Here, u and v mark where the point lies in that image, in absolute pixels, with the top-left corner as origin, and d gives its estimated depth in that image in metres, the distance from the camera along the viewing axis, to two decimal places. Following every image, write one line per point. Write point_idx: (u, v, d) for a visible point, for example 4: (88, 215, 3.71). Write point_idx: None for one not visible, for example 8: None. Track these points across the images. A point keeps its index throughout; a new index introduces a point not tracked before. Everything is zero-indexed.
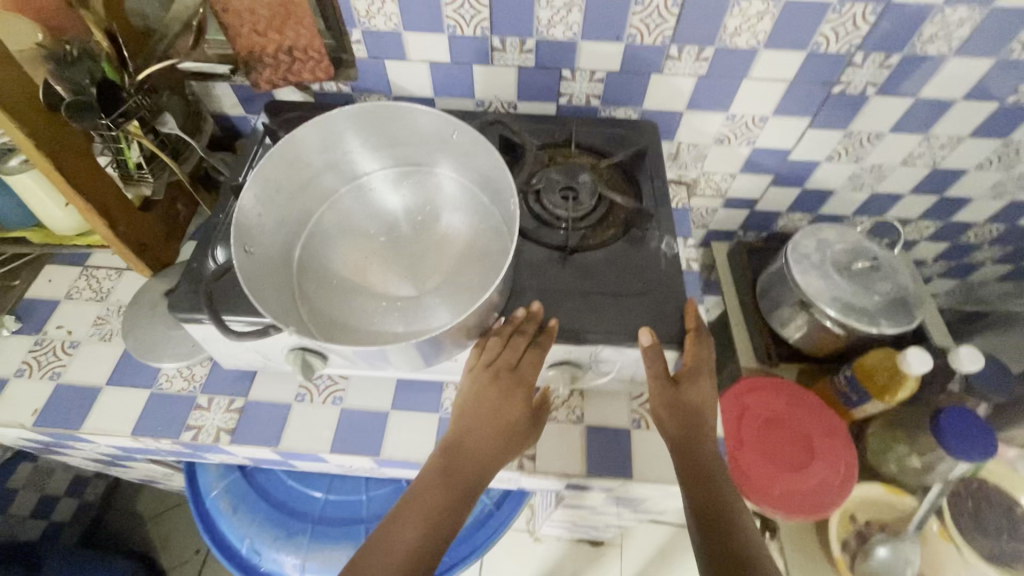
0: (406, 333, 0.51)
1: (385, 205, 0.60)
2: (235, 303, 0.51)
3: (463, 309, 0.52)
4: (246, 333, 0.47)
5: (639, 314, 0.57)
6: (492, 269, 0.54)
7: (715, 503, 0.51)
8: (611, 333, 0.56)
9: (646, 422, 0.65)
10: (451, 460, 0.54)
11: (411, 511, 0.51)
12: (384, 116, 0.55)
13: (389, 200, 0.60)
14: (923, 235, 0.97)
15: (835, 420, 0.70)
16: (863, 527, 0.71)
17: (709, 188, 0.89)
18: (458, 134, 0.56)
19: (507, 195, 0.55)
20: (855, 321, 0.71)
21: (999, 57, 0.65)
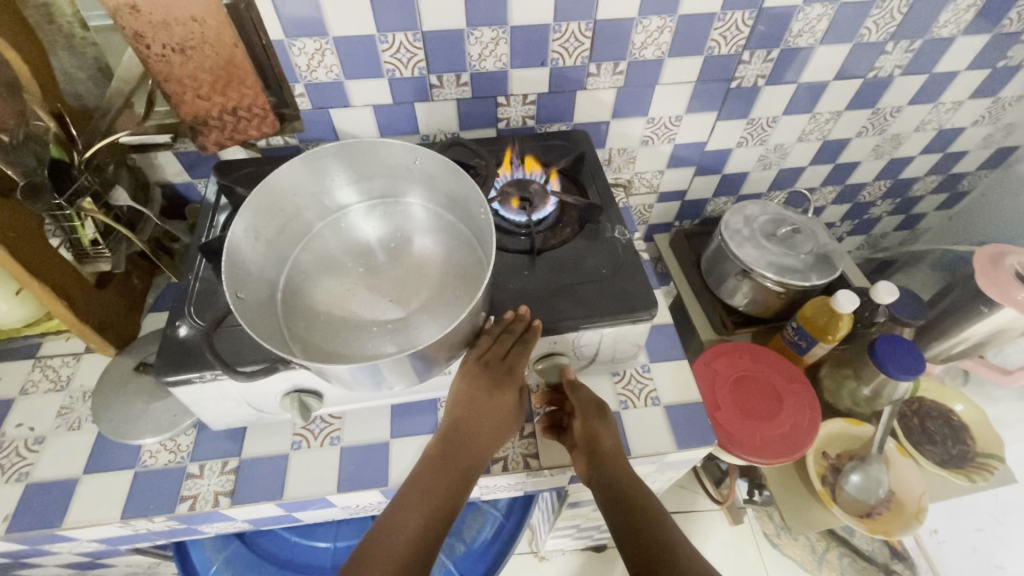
0: (400, 348, 0.54)
1: (358, 239, 0.63)
2: (245, 354, 0.55)
3: (451, 319, 0.55)
4: (255, 371, 0.51)
5: (609, 296, 0.62)
6: (473, 279, 0.58)
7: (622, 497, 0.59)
8: (588, 317, 0.61)
9: (633, 402, 0.70)
10: (446, 454, 0.58)
11: (411, 506, 0.54)
12: (352, 152, 0.59)
13: (362, 234, 0.63)
14: (828, 200, 1.11)
15: (792, 367, 0.78)
16: (835, 460, 0.79)
17: (644, 186, 0.98)
18: (421, 162, 0.60)
19: (473, 210, 0.60)
20: (791, 280, 0.80)
21: (854, 41, 0.79)
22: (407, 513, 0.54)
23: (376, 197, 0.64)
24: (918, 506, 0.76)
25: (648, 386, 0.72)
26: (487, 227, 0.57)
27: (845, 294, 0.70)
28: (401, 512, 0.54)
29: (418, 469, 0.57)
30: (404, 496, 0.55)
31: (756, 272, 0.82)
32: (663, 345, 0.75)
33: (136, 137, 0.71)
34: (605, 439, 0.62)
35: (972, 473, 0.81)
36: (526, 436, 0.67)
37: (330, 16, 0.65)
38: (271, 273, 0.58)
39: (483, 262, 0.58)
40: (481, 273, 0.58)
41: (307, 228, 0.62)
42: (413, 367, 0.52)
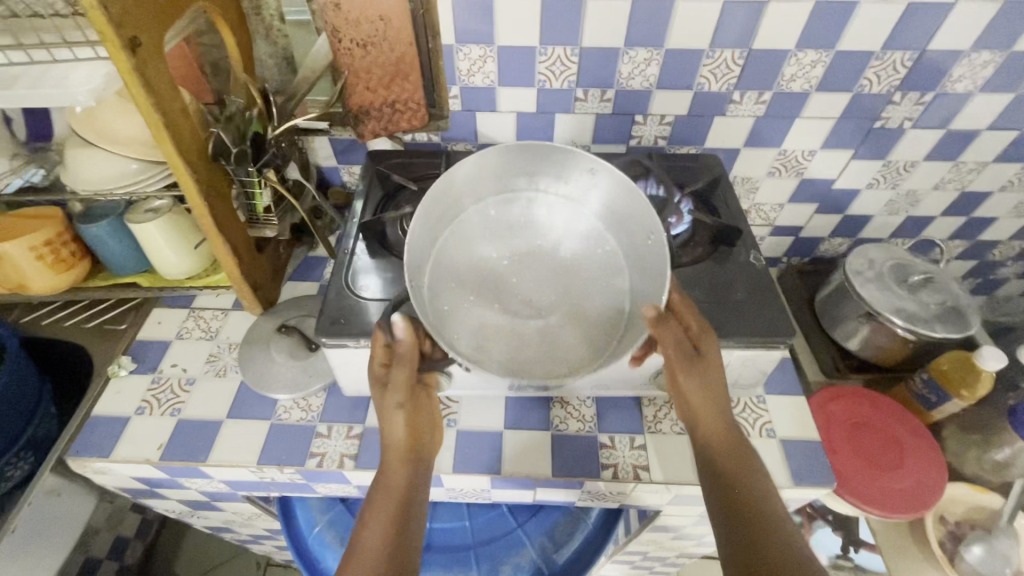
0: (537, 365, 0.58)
1: (509, 222, 0.64)
2: None
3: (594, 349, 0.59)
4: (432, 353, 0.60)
5: (742, 319, 0.62)
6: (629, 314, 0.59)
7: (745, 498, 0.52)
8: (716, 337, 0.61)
9: (747, 430, 0.69)
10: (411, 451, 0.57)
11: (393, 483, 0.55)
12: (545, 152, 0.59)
13: (515, 217, 0.64)
14: (953, 254, 1.05)
15: (915, 420, 0.75)
16: (955, 527, 0.74)
17: (759, 218, 0.98)
18: (598, 172, 0.60)
19: (643, 237, 0.59)
20: (923, 328, 0.77)
21: (1018, 91, 0.76)
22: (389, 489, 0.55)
23: (545, 186, 0.63)
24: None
25: (763, 416, 0.70)
26: (658, 265, 0.57)
27: (990, 351, 0.67)
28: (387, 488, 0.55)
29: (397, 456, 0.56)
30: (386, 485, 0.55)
31: (884, 316, 0.79)
32: (780, 378, 0.74)
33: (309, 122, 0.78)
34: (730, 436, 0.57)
35: None
36: (637, 447, 0.68)
37: (500, 26, 0.70)
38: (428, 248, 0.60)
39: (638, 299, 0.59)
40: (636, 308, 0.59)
41: (468, 206, 0.63)
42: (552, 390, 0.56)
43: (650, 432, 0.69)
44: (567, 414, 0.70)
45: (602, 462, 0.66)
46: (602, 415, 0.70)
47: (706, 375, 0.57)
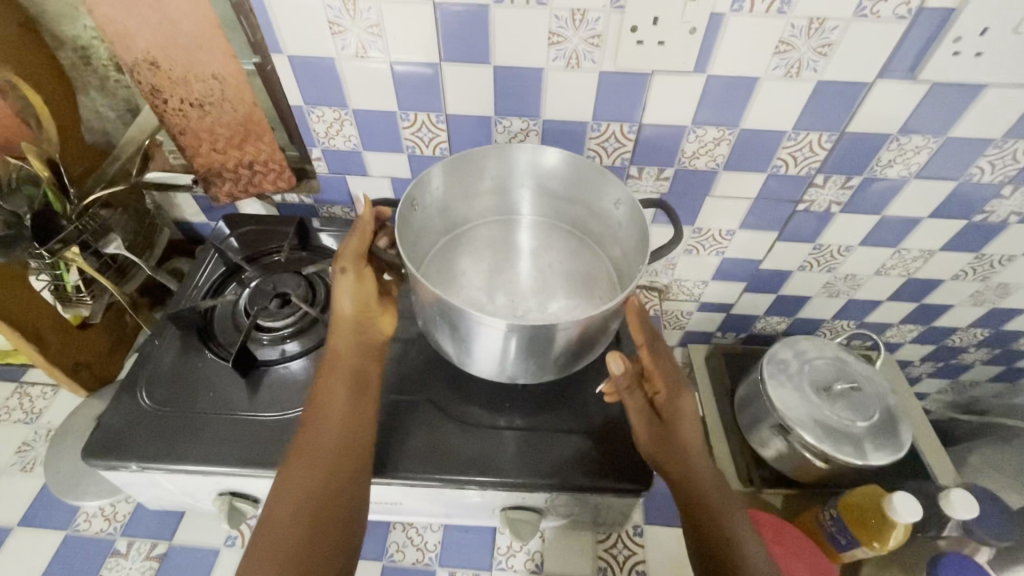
0: (446, 466, 0.52)
1: (505, 238, 0.66)
2: (181, 451, 0.52)
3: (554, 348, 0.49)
4: (248, 498, 0.55)
5: (590, 456, 0.53)
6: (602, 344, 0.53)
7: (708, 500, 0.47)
8: (562, 477, 0.52)
9: (613, 571, 0.59)
10: (360, 317, 0.54)
11: (333, 392, 0.50)
12: (582, 173, 0.59)
13: (512, 235, 0.66)
14: (907, 337, 0.93)
15: (825, 565, 0.60)
16: None
17: (683, 293, 0.87)
18: (618, 209, 0.59)
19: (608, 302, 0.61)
20: (833, 448, 0.66)
21: (961, 179, 0.65)
22: (330, 396, 0.50)
23: (556, 221, 0.67)
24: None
25: (635, 554, 0.60)
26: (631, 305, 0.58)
27: (905, 501, 0.56)
28: (323, 401, 0.50)
29: (340, 335, 0.53)
30: (331, 376, 0.51)
31: (794, 428, 0.69)
32: (663, 504, 0.63)
33: (161, 176, 0.71)
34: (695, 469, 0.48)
35: None
36: None
37: (349, 88, 0.61)
38: (432, 196, 0.61)
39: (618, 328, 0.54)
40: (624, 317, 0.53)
41: (483, 204, 0.66)
42: (512, 326, 0.46)
43: (498, 570, 0.59)
44: (408, 540, 0.61)
45: None
46: (447, 544, 0.60)
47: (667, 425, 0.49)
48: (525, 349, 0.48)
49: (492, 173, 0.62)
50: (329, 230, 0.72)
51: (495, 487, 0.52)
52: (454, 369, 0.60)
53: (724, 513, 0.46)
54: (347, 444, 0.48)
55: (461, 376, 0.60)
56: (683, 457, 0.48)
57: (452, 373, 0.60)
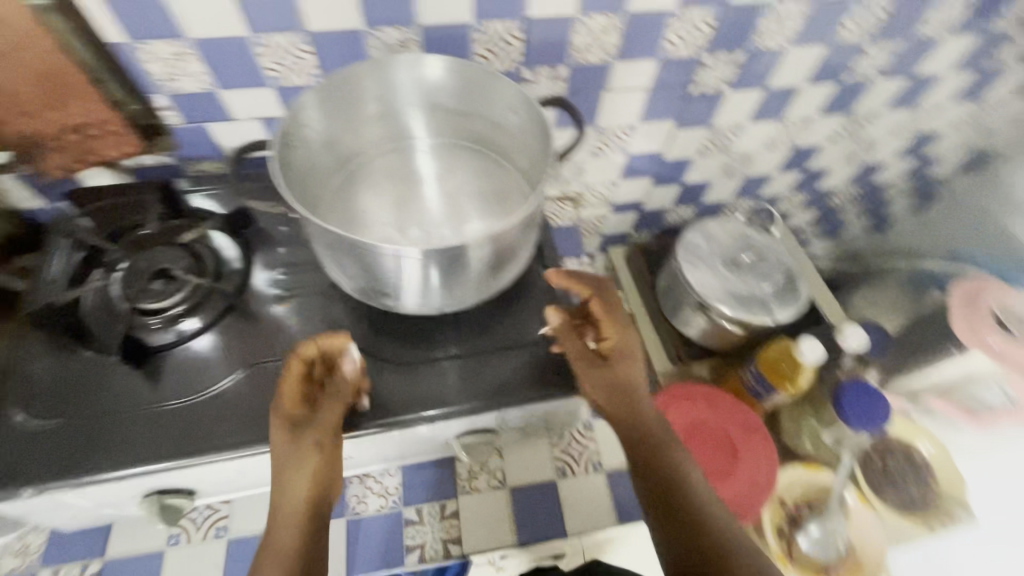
0: (382, 406, 0.51)
1: (403, 165, 0.62)
2: (87, 461, 0.46)
3: (477, 267, 0.47)
4: (182, 490, 0.51)
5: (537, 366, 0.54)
6: (524, 254, 0.52)
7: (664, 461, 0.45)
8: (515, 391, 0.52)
9: (571, 468, 0.62)
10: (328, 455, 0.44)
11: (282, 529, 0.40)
12: (470, 80, 0.54)
13: (410, 161, 0.62)
14: (796, 206, 1.02)
15: (750, 414, 0.71)
16: (793, 509, 0.71)
17: (596, 199, 0.88)
18: (514, 115, 0.55)
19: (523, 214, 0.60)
20: (747, 315, 0.72)
21: (831, 41, 0.68)
22: (279, 534, 0.40)
23: (456, 139, 0.63)
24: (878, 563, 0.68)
25: (589, 448, 0.63)
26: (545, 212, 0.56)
27: (811, 345, 0.63)
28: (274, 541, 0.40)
29: (291, 462, 0.42)
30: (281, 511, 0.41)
31: (712, 304, 0.74)
32: None
33: None
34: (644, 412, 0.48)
35: (933, 520, 0.72)
36: (448, 516, 0.58)
37: (178, 11, 0.51)
38: (311, 130, 0.55)
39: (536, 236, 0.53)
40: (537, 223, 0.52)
41: (373, 132, 0.61)
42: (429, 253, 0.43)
43: (463, 495, 0.60)
44: (367, 491, 0.59)
45: (406, 544, 0.57)
46: (408, 484, 0.60)
47: (620, 372, 0.49)
48: (448, 275, 0.46)
49: (373, 95, 0.56)
50: (205, 189, 0.63)
51: (448, 417, 0.51)
52: (379, 313, 0.57)
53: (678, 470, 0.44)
54: None
55: (389, 318, 0.56)
56: (627, 395, 0.48)
57: (377, 315, 0.56)
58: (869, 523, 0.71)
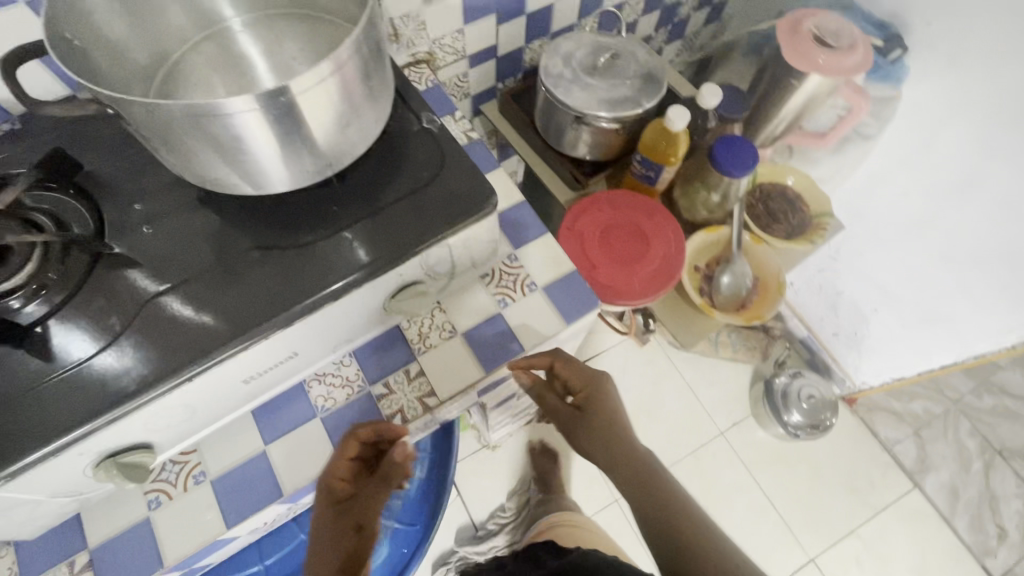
0: (275, 294, 0.49)
1: (225, 52, 0.55)
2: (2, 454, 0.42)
3: (331, 107, 0.44)
4: (129, 451, 0.49)
5: (438, 201, 0.54)
6: (380, 99, 0.51)
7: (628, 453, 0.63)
8: (424, 229, 0.52)
9: (511, 296, 0.65)
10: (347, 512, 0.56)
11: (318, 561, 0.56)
12: None
13: (232, 46, 0.55)
14: (638, 11, 1.05)
15: (651, 200, 0.77)
16: (706, 269, 0.83)
17: (448, 54, 0.85)
18: None
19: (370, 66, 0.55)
20: (621, 111, 0.76)
21: None
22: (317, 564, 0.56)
23: (273, 13, 0.56)
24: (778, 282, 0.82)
25: (520, 274, 0.67)
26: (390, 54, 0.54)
27: (677, 111, 0.67)
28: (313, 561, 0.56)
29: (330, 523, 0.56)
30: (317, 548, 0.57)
31: (588, 114, 0.76)
32: (520, 227, 0.70)
33: None
34: (593, 424, 0.66)
35: (814, 235, 0.84)
36: (415, 377, 0.61)
37: None
38: (97, 30, 0.47)
39: (388, 78, 0.51)
40: (384, 62, 0.50)
41: (174, 20, 0.53)
42: (268, 98, 0.40)
43: (422, 355, 0.62)
44: (330, 387, 0.60)
45: (386, 414, 0.59)
46: (367, 365, 0.61)
47: (590, 413, 0.66)
48: (302, 126, 0.44)
49: None
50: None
51: (367, 279, 0.51)
52: (259, 214, 0.53)
53: (643, 471, 0.63)
54: None
55: (272, 215, 0.53)
56: (580, 414, 0.67)
57: (257, 215, 0.53)
58: (766, 254, 0.83)
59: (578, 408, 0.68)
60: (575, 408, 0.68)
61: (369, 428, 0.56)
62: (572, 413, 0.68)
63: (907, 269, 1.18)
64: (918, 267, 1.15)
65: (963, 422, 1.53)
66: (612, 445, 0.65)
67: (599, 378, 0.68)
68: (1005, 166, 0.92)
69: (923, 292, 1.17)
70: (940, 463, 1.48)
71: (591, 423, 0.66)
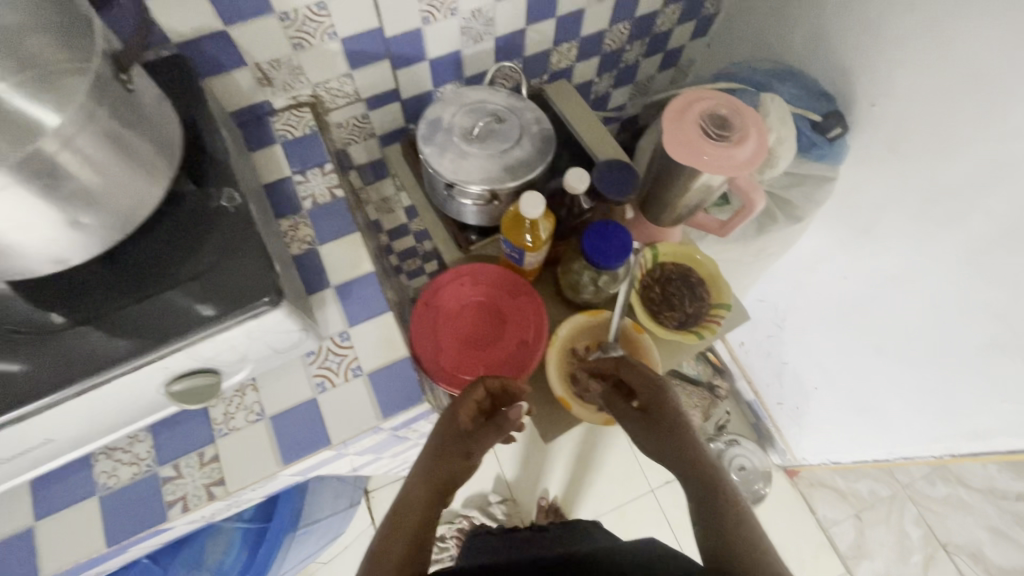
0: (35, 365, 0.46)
1: (5, 115, 0.50)
2: None
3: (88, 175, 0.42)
4: None
5: (227, 285, 0.50)
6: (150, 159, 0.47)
7: (666, 433, 0.64)
8: (210, 312, 0.48)
9: (331, 380, 0.61)
10: (444, 440, 0.62)
11: (413, 484, 0.60)
12: None
13: (12, 107, 0.50)
14: (572, 57, 0.98)
15: (519, 279, 0.72)
16: (583, 352, 0.75)
17: (338, 97, 0.80)
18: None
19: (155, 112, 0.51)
20: (495, 183, 0.70)
21: None
22: (413, 485, 0.60)
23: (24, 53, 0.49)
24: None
25: (347, 356, 0.62)
26: (173, 116, 0.52)
27: (528, 197, 0.61)
28: (410, 493, 0.59)
29: (436, 441, 0.63)
30: (423, 467, 0.61)
31: (461, 184, 0.71)
32: (360, 302, 0.65)
33: None
34: (671, 418, 0.64)
35: (703, 329, 0.77)
36: (208, 462, 0.57)
37: None
38: None
39: (160, 142, 0.49)
40: (146, 121, 0.47)
41: None
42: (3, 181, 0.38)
43: (221, 437, 0.58)
44: (117, 464, 0.57)
45: (167, 500, 0.56)
46: (161, 443, 0.58)
47: (654, 412, 0.65)
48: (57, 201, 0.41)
49: None
50: None
51: (146, 359, 0.47)
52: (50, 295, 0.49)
53: (721, 486, 0.58)
54: (417, 523, 0.56)
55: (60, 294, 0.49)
56: (649, 404, 0.66)
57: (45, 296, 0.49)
58: (646, 344, 0.76)
59: (639, 409, 0.67)
60: (637, 408, 0.67)
61: (496, 378, 0.64)
62: (630, 408, 0.67)
63: (844, 353, 1.09)
64: (855, 354, 1.07)
65: (909, 509, 1.45)
66: (668, 424, 0.64)
67: (659, 385, 0.66)
68: (936, 268, 0.83)
69: (863, 382, 1.08)
70: (876, 550, 1.40)
71: (655, 394, 0.66)
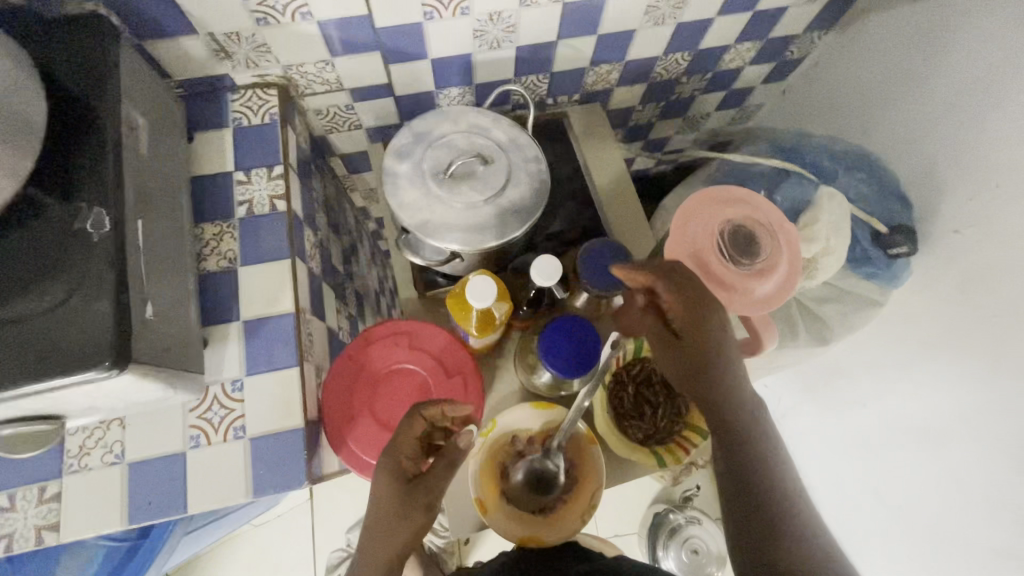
0: None
1: None
2: None
3: None
4: None
5: (65, 333, 0.40)
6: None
7: (720, 353, 0.49)
8: (35, 364, 0.39)
9: (207, 436, 0.53)
10: (402, 477, 0.49)
11: (375, 529, 0.48)
12: None
13: None
14: (612, 80, 0.82)
15: (463, 354, 0.62)
16: (523, 446, 0.65)
17: (316, 83, 0.68)
18: None
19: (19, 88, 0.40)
20: (455, 244, 0.58)
21: None
22: (374, 529, 0.48)
23: None
24: (588, 504, 0.63)
25: (233, 412, 0.54)
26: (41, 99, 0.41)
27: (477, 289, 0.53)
28: (373, 539, 0.48)
29: (380, 482, 0.49)
30: (373, 513, 0.49)
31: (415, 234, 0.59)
32: (267, 349, 0.56)
33: None
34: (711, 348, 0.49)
35: (669, 453, 0.65)
36: (48, 500, 0.51)
37: None
38: None
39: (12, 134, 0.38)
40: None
41: None
42: None
43: (69, 476, 0.51)
44: None
45: None
46: (3, 466, 0.51)
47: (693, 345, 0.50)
48: None
49: None
50: None
51: None
52: None
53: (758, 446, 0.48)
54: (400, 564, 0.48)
55: None
56: (696, 326, 0.49)
57: None
58: (595, 457, 0.64)
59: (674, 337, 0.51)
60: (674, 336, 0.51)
61: (437, 406, 0.52)
62: (677, 334, 0.51)
63: (837, 479, 0.96)
64: (849, 486, 0.93)
65: None
66: (715, 356, 0.49)
67: (704, 310, 0.49)
68: (970, 445, 0.68)
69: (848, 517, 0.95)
70: None
71: (705, 315, 0.49)
